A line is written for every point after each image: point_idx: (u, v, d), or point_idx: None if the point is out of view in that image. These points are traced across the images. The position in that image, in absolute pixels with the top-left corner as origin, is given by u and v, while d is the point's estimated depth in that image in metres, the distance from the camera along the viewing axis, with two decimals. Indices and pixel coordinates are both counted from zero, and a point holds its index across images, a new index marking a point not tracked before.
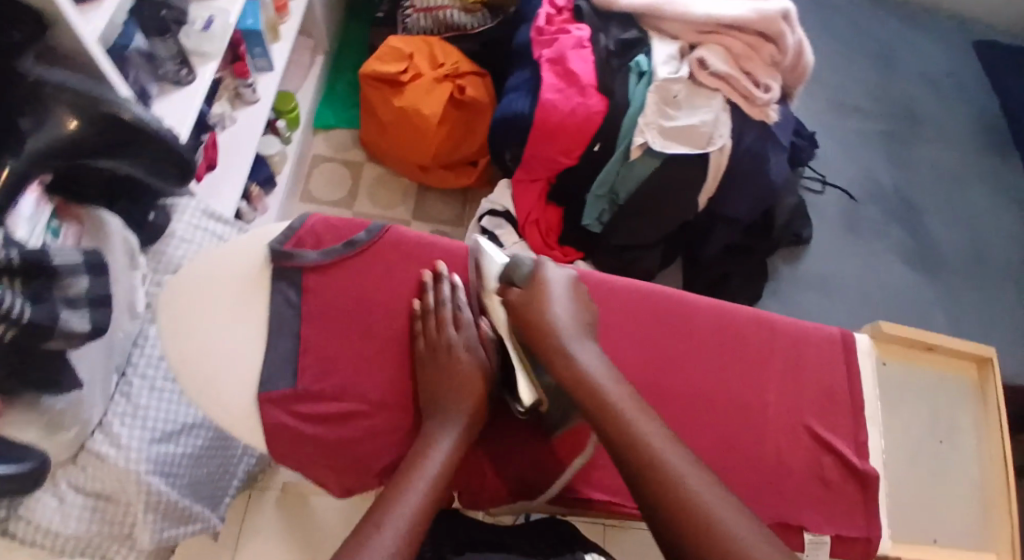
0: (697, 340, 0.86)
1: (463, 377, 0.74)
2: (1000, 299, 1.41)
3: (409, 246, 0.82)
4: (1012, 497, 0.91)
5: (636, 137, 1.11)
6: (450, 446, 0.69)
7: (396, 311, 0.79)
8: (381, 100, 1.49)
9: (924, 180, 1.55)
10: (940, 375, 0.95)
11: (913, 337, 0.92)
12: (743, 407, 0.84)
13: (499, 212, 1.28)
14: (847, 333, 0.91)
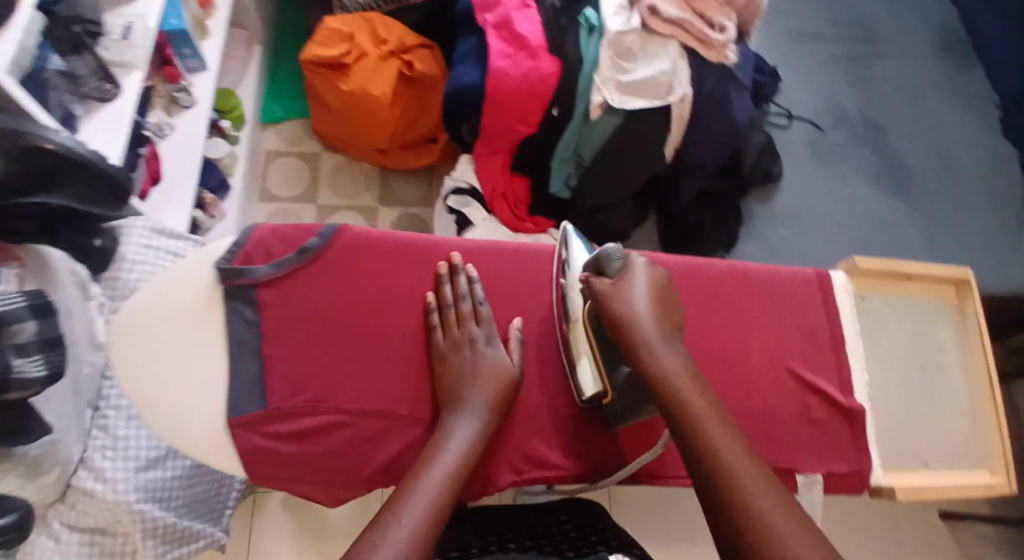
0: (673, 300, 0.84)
1: (483, 368, 0.71)
2: (976, 208, 1.41)
3: (364, 247, 0.78)
4: (1001, 411, 0.89)
5: (593, 96, 1.07)
6: (469, 439, 0.66)
7: (380, 312, 0.76)
8: (325, 85, 1.42)
9: (889, 100, 1.54)
10: (917, 299, 0.93)
11: (891, 267, 0.90)
12: (727, 361, 0.82)
13: (464, 190, 1.23)
14: (823, 272, 0.89)
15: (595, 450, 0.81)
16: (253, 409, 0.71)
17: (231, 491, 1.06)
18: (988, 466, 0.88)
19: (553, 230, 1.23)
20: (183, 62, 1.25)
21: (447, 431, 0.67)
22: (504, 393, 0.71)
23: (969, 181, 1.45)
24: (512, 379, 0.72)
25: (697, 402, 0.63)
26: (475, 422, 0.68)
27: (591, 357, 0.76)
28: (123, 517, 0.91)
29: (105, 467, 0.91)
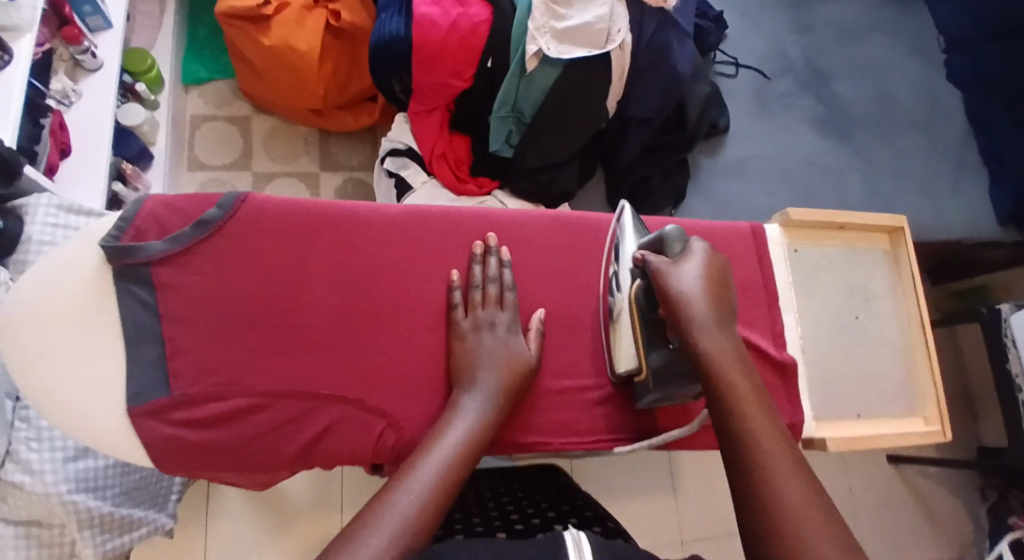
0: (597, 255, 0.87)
1: (496, 351, 0.72)
2: (907, 153, 1.50)
3: (272, 217, 0.73)
4: (934, 357, 0.90)
5: (528, 45, 1.02)
6: (475, 419, 0.67)
7: (339, 289, 0.73)
8: (248, 41, 1.37)
9: (829, 45, 1.55)
10: (851, 250, 0.91)
11: (825, 218, 0.87)
12: None
13: (401, 151, 1.17)
14: (757, 225, 0.86)
15: (553, 421, 0.81)
16: (156, 396, 0.66)
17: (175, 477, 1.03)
18: (923, 414, 0.90)
19: (497, 191, 1.17)
20: (85, 21, 1.21)
21: (456, 408, 0.68)
22: (514, 378, 0.71)
23: (903, 130, 1.52)
24: (528, 367, 0.73)
25: (742, 388, 0.64)
26: (483, 399, 0.69)
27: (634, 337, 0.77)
28: (56, 509, 0.86)
29: (32, 458, 0.86)
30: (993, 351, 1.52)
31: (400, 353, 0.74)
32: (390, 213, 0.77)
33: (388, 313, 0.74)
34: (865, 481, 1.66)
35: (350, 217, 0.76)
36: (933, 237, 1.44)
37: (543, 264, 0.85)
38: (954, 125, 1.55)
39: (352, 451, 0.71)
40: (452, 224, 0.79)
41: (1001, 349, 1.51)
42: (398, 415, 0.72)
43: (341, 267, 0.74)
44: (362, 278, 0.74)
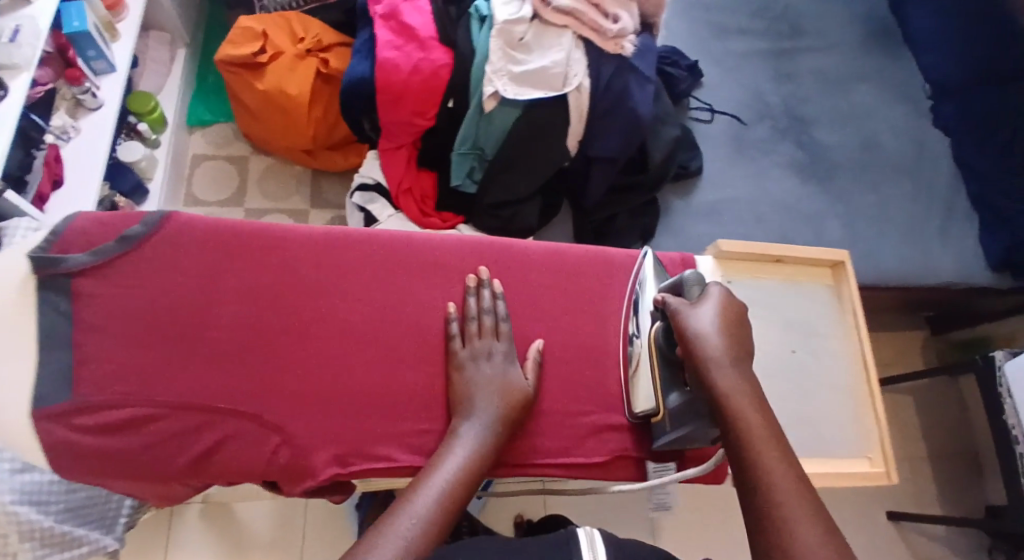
0: (533, 285, 0.83)
1: (492, 380, 0.74)
2: (890, 197, 1.48)
3: (189, 237, 0.76)
4: (878, 397, 0.87)
5: (486, 87, 1.07)
6: (474, 449, 0.69)
7: (251, 307, 0.75)
8: (243, 85, 1.43)
9: (810, 92, 1.57)
10: (791, 286, 0.90)
11: (758, 251, 0.87)
12: (584, 342, 0.83)
13: (371, 186, 1.21)
14: (688, 256, 0.88)
15: (529, 445, 0.78)
16: (61, 400, 0.69)
17: (124, 503, 1.06)
18: (868, 455, 0.85)
19: (461, 225, 1.20)
20: (89, 64, 1.30)
21: (454, 435, 0.71)
22: (510, 407, 0.73)
23: (888, 173, 1.51)
24: (525, 398, 0.74)
25: (757, 426, 0.65)
26: (480, 427, 0.71)
27: (651, 376, 0.77)
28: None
29: None
30: (989, 403, 1.45)
31: (305, 370, 0.74)
32: (308, 236, 0.79)
33: (299, 331, 0.76)
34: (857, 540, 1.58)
35: (270, 239, 0.78)
36: (915, 283, 1.42)
37: (468, 285, 0.81)
38: (942, 170, 1.54)
39: (245, 465, 0.71)
40: (370, 248, 0.80)
41: (995, 400, 1.43)
42: (292, 432, 0.72)
43: (257, 286, 0.76)
44: (277, 297, 0.76)
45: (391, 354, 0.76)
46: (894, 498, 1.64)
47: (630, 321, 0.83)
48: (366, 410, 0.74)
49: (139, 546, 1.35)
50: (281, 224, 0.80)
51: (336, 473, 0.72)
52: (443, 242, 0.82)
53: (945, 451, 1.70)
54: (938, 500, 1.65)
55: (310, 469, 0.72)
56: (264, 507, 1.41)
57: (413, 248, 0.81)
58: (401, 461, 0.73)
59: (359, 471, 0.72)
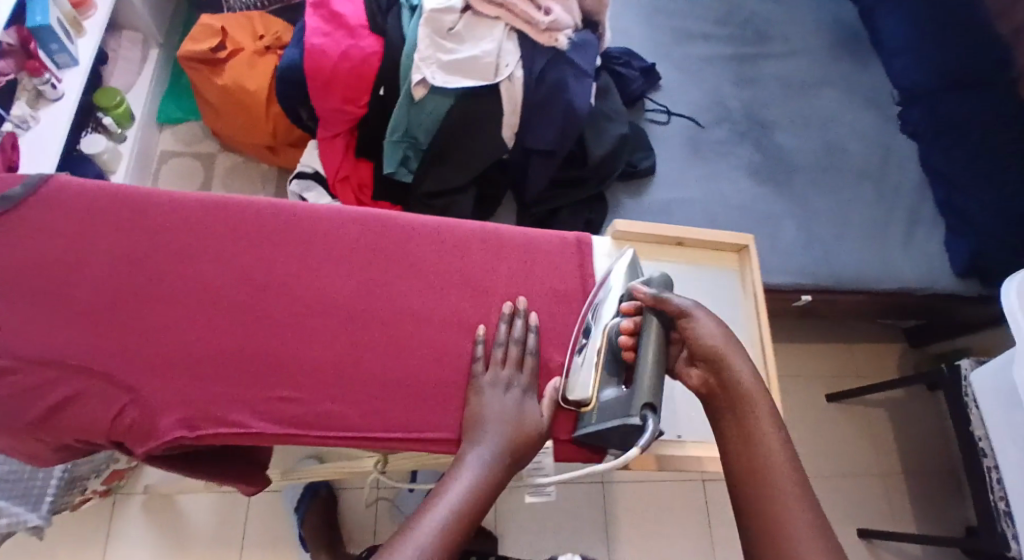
0: (416, 260, 0.81)
1: (509, 411, 0.72)
2: (852, 200, 1.44)
3: (72, 199, 0.77)
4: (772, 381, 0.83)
5: (414, 75, 1.08)
6: (484, 471, 0.66)
7: (120, 268, 0.75)
8: (203, 81, 1.45)
9: (772, 97, 1.55)
10: (691, 269, 0.89)
11: (654, 232, 0.88)
12: (464, 318, 0.79)
13: (307, 174, 1.22)
14: (585, 236, 0.87)
15: (398, 417, 0.74)
16: None
17: (51, 478, 1.14)
18: None
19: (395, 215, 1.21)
20: (53, 58, 1.35)
21: (462, 458, 0.68)
22: (522, 444, 0.70)
23: (851, 177, 1.48)
24: (539, 434, 0.72)
25: (771, 440, 0.65)
26: (489, 452, 0.68)
27: (593, 366, 0.74)
28: None
29: None
30: (955, 412, 1.36)
31: (167, 333, 0.73)
32: (185, 201, 0.78)
33: (167, 295, 0.74)
34: None
35: (148, 203, 0.78)
36: (874, 287, 1.37)
37: (347, 255, 0.79)
38: (909, 175, 1.50)
39: (91, 422, 0.69)
40: (248, 215, 0.79)
41: (964, 412, 1.34)
42: (143, 393, 0.71)
43: (126, 247, 0.76)
44: (145, 260, 0.75)
45: (255, 321, 0.75)
46: (866, 515, 1.54)
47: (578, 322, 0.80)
48: (229, 372, 0.73)
49: (82, 533, 1.36)
50: (162, 189, 0.79)
51: (183, 437, 0.70)
52: (324, 213, 0.81)
53: (925, 469, 1.60)
54: (915, 519, 1.55)
55: (156, 431, 0.70)
56: (207, 500, 1.41)
57: (290, 218, 0.80)
58: (253, 425, 0.70)
59: (206, 437, 0.70)
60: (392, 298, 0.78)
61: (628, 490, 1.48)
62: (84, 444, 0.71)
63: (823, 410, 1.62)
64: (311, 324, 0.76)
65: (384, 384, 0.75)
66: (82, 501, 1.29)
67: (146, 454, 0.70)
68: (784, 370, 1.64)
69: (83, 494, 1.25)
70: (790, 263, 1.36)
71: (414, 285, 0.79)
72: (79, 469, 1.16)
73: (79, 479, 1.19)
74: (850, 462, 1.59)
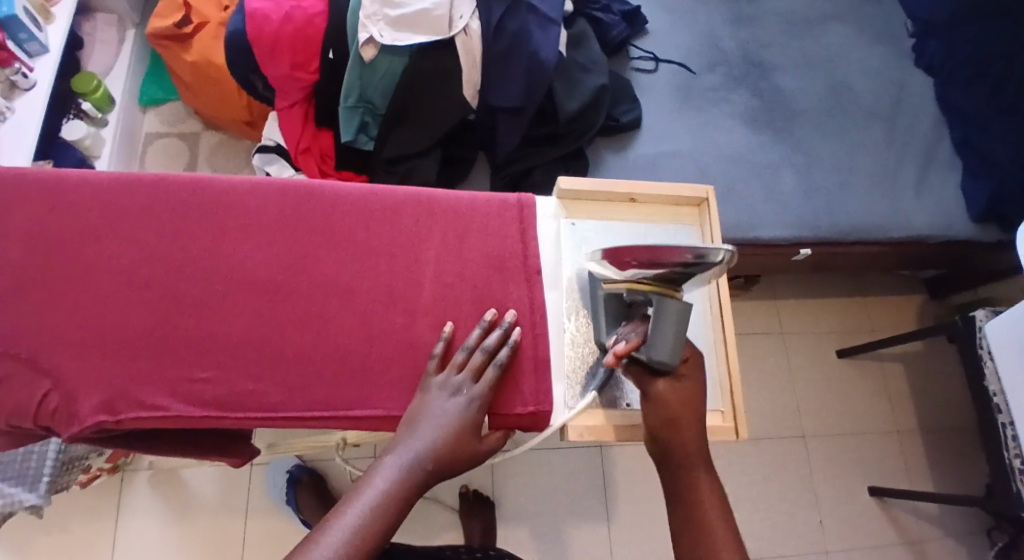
0: (342, 232, 0.78)
1: (447, 418, 0.69)
2: (863, 143, 1.31)
3: None
4: (732, 347, 0.82)
5: (361, 34, 1.04)
6: (397, 478, 0.66)
7: (37, 251, 0.74)
8: (174, 59, 1.40)
9: (772, 33, 1.41)
10: (648, 226, 0.86)
11: (604, 189, 0.84)
12: (393, 290, 0.77)
13: (270, 147, 1.21)
14: (528, 196, 0.83)
15: (323, 392, 0.73)
16: None
17: (45, 459, 1.11)
18: (721, 408, 0.80)
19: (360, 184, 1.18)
20: (23, 46, 1.35)
21: (383, 458, 0.67)
22: (450, 455, 0.68)
23: (859, 117, 1.34)
24: (470, 446, 0.70)
25: (721, 529, 0.64)
26: (410, 458, 0.67)
27: (612, 277, 0.73)
28: None
29: None
30: (971, 368, 1.27)
31: (84, 315, 0.73)
32: (99, 179, 0.77)
33: (85, 277, 0.74)
34: (838, 517, 1.44)
35: (63, 183, 0.77)
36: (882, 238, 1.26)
37: (267, 229, 0.77)
38: (925, 113, 1.36)
39: (15, 406, 0.70)
40: (164, 192, 0.77)
41: (979, 367, 1.25)
42: (63, 377, 0.71)
43: (40, 230, 0.74)
44: (60, 241, 0.74)
45: (174, 300, 0.74)
46: (879, 473, 1.48)
47: (681, 255, 0.65)
48: (150, 352, 0.72)
49: (86, 507, 1.35)
50: (77, 169, 0.78)
51: (104, 419, 0.70)
52: (244, 186, 0.79)
53: (942, 426, 1.52)
54: (930, 474, 1.49)
55: (78, 414, 0.70)
56: (210, 471, 1.38)
57: (210, 194, 0.78)
58: (174, 408, 0.71)
59: (128, 420, 0.70)
60: (314, 273, 0.76)
61: (630, 456, 1.44)
62: (17, 428, 0.72)
63: (834, 368, 1.54)
64: (235, 301, 0.75)
65: (309, 359, 0.74)
66: (89, 478, 1.26)
67: (72, 437, 0.70)
68: (792, 328, 1.56)
69: (88, 472, 1.20)
70: (789, 217, 1.24)
71: (339, 259, 0.77)
72: (73, 449, 1.12)
73: (75, 460, 1.14)
74: (862, 421, 1.51)
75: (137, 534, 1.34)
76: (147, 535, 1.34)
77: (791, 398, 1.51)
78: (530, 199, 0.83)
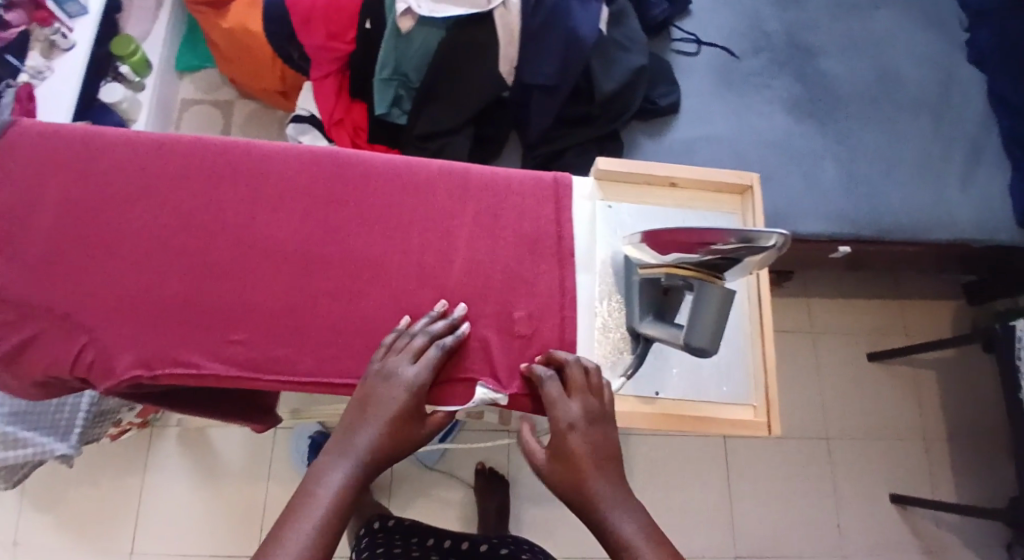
0: (372, 203, 0.78)
1: (388, 405, 0.67)
2: (909, 136, 1.27)
3: (31, 139, 0.76)
4: (770, 339, 0.80)
5: (399, 5, 1.04)
6: (342, 483, 0.63)
7: (76, 210, 0.74)
8: (211, 25, 1.39)
9: (818, 16, 1.35)
10: (686, 211, 0.84)
11: (642, 171, 0.82)
12: (424, 263, 0.76)
13: (305, 117, 1.22)
14: (564, 175, 0.82)
15: (352, 362, 0.73)
16: None
17: (78, 411, 1.12)
18: (754, 403, 0.79)
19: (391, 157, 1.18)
20: (64, 7, 1.35)
21: (322, 463, 0.64)
22: (392, 448, 0.66)
23: (906, 110, 1.29)
24: (410, 434, 0.67)
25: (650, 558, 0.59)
26: (350, 459, 0.64)
27: (652, 258, 0.72)
28: None
29: None
30: (1007, 377, 1.23)
31: (121, 271, 0.73)
32: (142, 139, 0.77)
33: (124, 236, 0.74)
34: (859, 521, 1.42)
35: (106, 142, 0.77)
36: (922, 238, 1.22)
37: (299, 195, 0.77)
38: (975, 106, 1.30)
39: (53, 360, 0.71)
40: (199, 153, 0.77)
41: (1014, 376, 1.21)
42: (100, 333, 0.71)
43: (82, 188, 0.75)
44: (101, 200, 0.75)
45: (209, 264, 0.74)
46: (903, 478, 1.45)
47: (723, 239, 0.62)
48: (184, 313, 0.73)
49: (113, 465, 1.38)
50: (115, 128, 0.78)
51: (139, 376, 0.71)
52: (281, 154, 0.78)
53: (972, 433, 1.49)
54: (955, 482, 1.46)
55: (115, 369, 0.71)
56: (233, 437, 1.40)
57: (247, 159, 0.77)
58: (207, 369, 0.71)
59: (164, 377, 0.71)
60: (344, 242, 0.76)
61: (651, 449, 1.41)
62: (55, 380, 0.73)
63: (863, 369, 1.51)
64: (268, 266, 0.75)
65: (340, 328, 0.74)
66: (120, 431, 1.28)
67: (107, 392, 0.71)
68: (823, 326, 1.53)
69: (118, 425, 1.23)
70: (829, 210, 1.20)
71: (370, 229, 0.77)
72: (105, 402, 1.14)
73: (107, 413, 1.16)
74: (889, 425, 1.48)
75: (160, 495, 1.36)
76: (168, 496, 1.37)
77: (819, 396, 1.48)
78: (567, 178, 0.82)
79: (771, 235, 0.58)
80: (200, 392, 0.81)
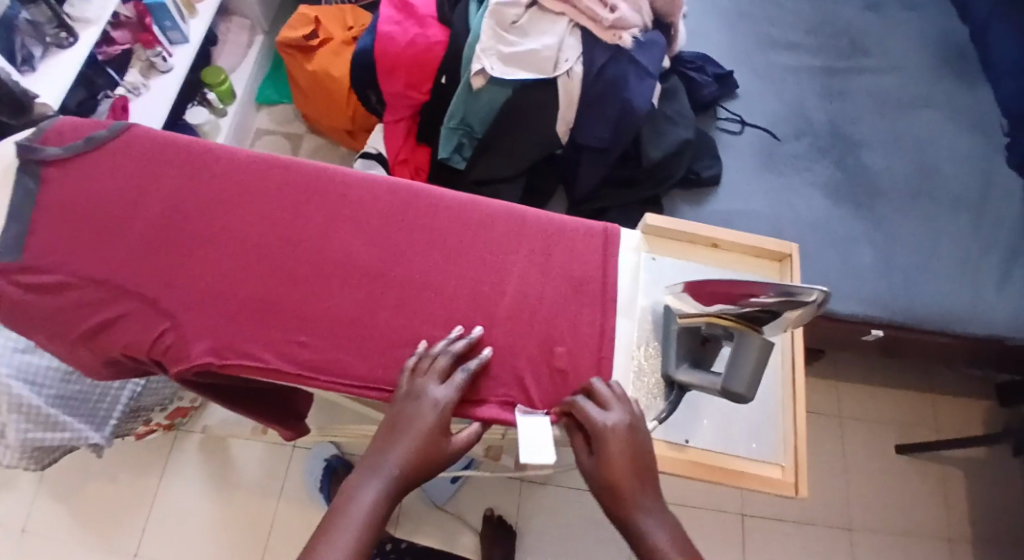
0: (436, 233, 0.85)
1: (418, 423, 0.71)
2: (945, 232, 1.30)
3: (143, 144, 0.86)
4: (800, 402, 0.83)
5: (474, 65, 1.12)
6: (375, 500, 0.66)
7: (172, 208, 0.82)
8: (295, 65, 1.52)
9: (861, 111, 1.42)
10: (726, 272, 0.89)
11: (686, 230, 0.88)
12: (478, 292, 0.82)
13: (372, 155, 1.33)
14: (613, 228, 0.88)
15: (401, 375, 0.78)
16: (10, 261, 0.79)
17: (117, 402, 1.19)
18: (782, 463, 0.81)
19: None
20: (166, 34, 1.48)
21: (358, 478, 0.68)
22: (420, 465, 0.69)
23: (943, 207, 1.33)
24: (437, 450, 0.70)
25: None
26: (381, 477, 0.67)
27: (693, 308, 0.78)
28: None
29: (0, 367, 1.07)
30: None
31: (207, 267, 0.80)
32: (239, 154, 0.86)
33: (211, 236, 0.82)
34: None
35: (206, 153, 0.86)
36: (954, 333, 1.24)
37: (372, 218, 0.84)
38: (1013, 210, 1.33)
39: (132, 339, 0.78)
40: (290, 172, 0.86)
41: None
42: (178, 320, 0.78)
43: (180, 190, 0.83)
44: (195, 202, 0.83)
45: (283, 270, 0.81)
46: None
47: (764, 292, 0.68)
48: (256, 311, 0.79)
49: (141, 463, 1.43)
50: (217, 143, 0.88)
51: (209, 363, 0.76)
52: (359, 180, 0.87)
53: (997, 540, 1.45)
54: None
55: (187, 354, 0.77)
56: (256, 452, 1.44)
57: (330, 181, 0.86)
58: (271, 364, 0.77)
59: (229, 367, 0.77)
60: (408, 264, 0.83)
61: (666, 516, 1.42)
62: (128, 361, 0.79)
63: (886, 459, 1.51)
64: (335, 279, 0.81)
65: (394, 343, 0.79)
66: (147, 431, 1.33)
67: (177, 376, 0.77)
68: (849, 412, 1.54)
69: (148, 425, 1.29)
70: (861, 294, 1.24)
71: (432, 255, 0.83)
72: (143, 400, 1.22)
73: (143, 410, 1.24)
74: (911, 521, 1.46)
75: (177, 498, 1.40)
76: (185, 499, 1.41)
77: (841, 483, 1.48)
78: (616, 230, 0.88)
79: (812, 292, 0.63)
80: (251, 390, 0.87)
